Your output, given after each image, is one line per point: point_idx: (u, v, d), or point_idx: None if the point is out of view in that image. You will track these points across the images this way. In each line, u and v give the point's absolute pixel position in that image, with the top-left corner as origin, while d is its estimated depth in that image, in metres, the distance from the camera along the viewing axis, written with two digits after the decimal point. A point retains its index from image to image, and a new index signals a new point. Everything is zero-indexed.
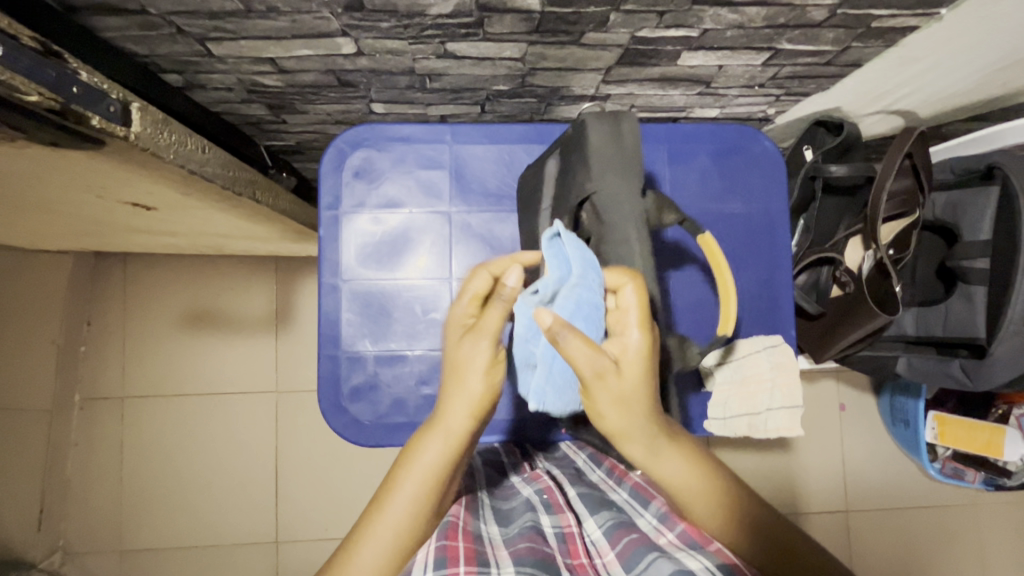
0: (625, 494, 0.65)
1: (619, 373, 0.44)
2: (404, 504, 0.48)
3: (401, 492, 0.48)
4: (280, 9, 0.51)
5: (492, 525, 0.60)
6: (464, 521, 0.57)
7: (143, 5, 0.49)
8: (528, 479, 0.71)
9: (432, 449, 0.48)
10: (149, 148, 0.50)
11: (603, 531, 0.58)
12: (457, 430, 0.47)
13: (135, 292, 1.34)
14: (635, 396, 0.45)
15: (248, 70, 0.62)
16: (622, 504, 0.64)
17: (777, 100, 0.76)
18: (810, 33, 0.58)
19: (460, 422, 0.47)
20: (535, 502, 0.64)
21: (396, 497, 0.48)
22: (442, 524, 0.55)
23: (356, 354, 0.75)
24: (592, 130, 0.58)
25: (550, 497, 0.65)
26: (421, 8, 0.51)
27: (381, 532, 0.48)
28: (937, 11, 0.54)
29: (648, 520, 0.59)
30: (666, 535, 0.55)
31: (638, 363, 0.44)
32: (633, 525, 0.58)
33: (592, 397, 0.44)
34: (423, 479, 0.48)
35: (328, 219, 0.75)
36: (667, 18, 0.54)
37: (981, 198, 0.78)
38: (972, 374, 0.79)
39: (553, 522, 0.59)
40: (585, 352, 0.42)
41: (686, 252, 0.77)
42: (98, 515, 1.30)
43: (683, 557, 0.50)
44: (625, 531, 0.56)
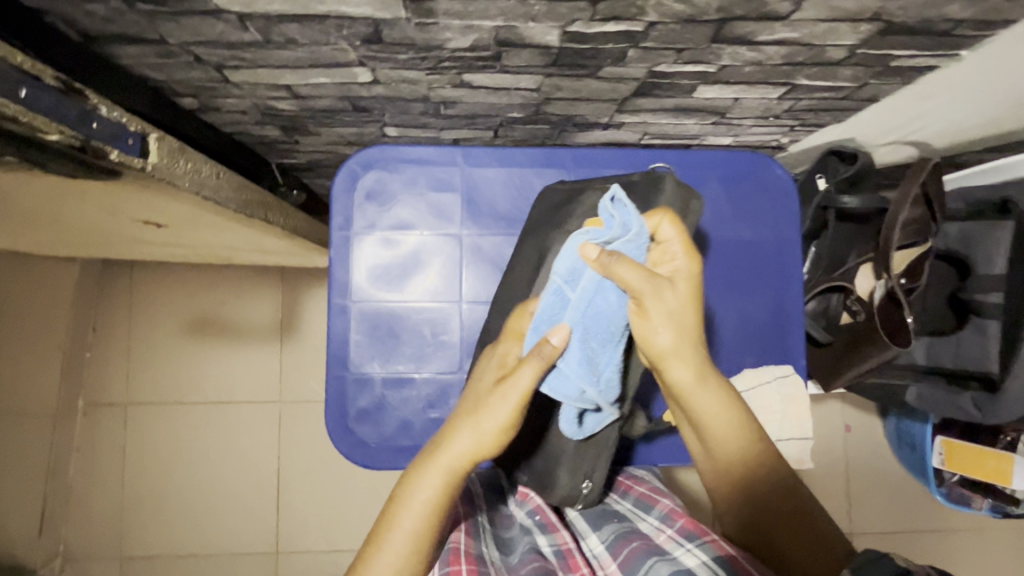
0: (628, 505, 0.66)
1: (667, 289, 0.52)
2: (405, 539, 0.49)
3: (401, 526, 0.49)
4: (298, 41, 0.51)
5: (493, 550, 0.59)
6: (465, 546, 0.56)
7: (162, 36, 0.49)
8: (517, 501, 0.68)
9: (430, 481, 0.50)
10: (165, 177, 0.50)
11: (605, 547, 0.58)
12: (457, 466, 0.51)
13: (141, 299, 1.34)
14: (677, 317, 0.53)
15: (263, 96, 0.62)
16: (625, 513, 0.64)
17: (791, 130, 0.76)
18: (828, 71, 0.57)
19: (462, 458, 0.51)
20: (529, 526, 0.63)
21: (395, 532, 0.49)
22: (442, 554, 0.54)
23: (364, 376, 0.75)
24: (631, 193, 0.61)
25: (544, 516, 0.63)
26: (439, 42, 0.51)
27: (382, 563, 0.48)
28: (958, 52, 0.54)
29: (650, 522, 0.61)
30: (666, 534, 0.57)
31: (677, 286, 0.53)
32: (636, 529, 0.59)
33: (642, 312, 0.52)
34: (422, 511, 0.50)
35: (339, 240, 0.75)
36: (685, 55, 0.53)
37: (996, 231, 0.78)
38: (982, 408, 0.78)
39: (550, 540, 0.59)
40: (635, 273, 0.51)
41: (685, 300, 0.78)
42: (98, 522, 1.30)
43: (680, 555, 0.52)
44: (626, 541, 0.57)
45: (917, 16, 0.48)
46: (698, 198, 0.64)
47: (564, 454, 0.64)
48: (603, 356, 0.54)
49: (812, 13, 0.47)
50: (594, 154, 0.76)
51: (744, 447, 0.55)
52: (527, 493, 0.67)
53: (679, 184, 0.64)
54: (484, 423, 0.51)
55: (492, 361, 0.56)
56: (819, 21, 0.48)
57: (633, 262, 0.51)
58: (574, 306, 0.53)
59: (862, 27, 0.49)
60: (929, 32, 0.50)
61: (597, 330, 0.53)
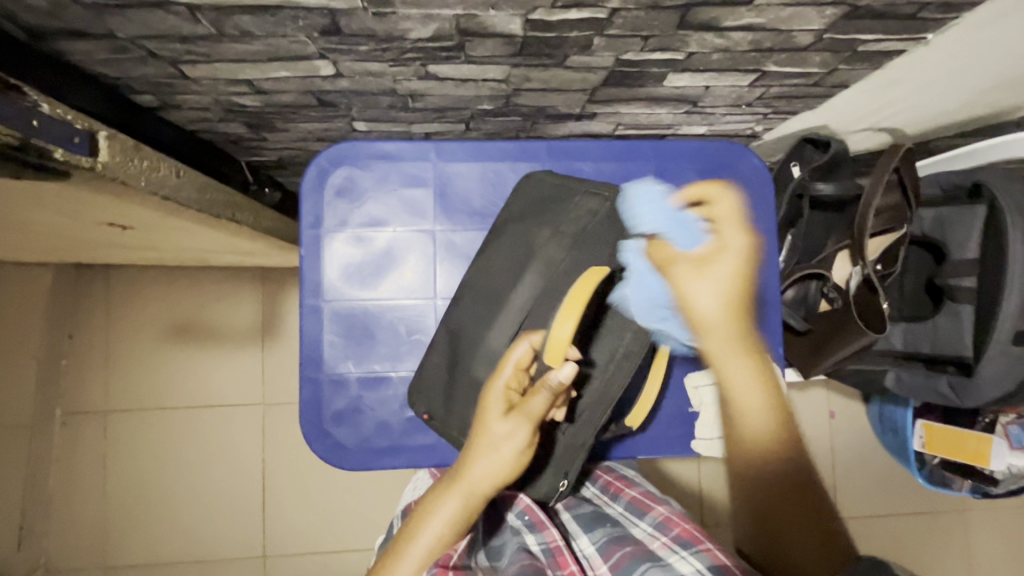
0: (619, 509, 0.66)
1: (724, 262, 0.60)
2: (424, 551, 0.52)
3: (421, 540, 0.53)
4: (254, 34, 0.49)
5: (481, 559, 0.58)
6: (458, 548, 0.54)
7: (110, 30, 0.48)
8: (504, 504, 0.64)
9: (450, 503, 0.54)
10: (119, 177, 0.49)
11: (597, 547, 0.59)
12: (476, 491, 0.54)
13: (118, 304, 1.32)
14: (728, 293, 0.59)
15: (224, 91, 0.60)
16: (617, 518, 0.64)
17: (765, 118, 0.76)
18: (797, 57, 0.57)
19: (482, 483, 0.54)
20: (518, 527, 0.60)
21: (414, 547, 0.53)
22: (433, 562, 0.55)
23: (340, 377, 0.74)
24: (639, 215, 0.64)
25: (533, 515, 0.60)
26: (400, 32, 0.49)
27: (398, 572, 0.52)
28: (924, 36, 0.54)
29: (643, 528, 0.60)
30: (660, 541, 0.57)
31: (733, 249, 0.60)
32: (629, 536, 0.59)
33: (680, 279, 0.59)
34: (439, 532, 0.53)
35: (310, 238, 0.74)
36: (652, 43, 0.53)
37: (969, 216, 0.78)
38: (959, 390, 0.79)
39: (539, 540, 0.57)
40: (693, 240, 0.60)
41: None
42: (80, 532, 1.28)
43: (675, 561, 0.53)
44: (619, 545, 0.57)
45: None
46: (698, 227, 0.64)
47: (548, 454, 0.64)
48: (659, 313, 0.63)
49: None
50: (570, 145, 0.75)
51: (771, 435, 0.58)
52: (513, 496, 0.63)
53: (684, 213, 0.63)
54: (500, 448, 0.53)
55: (504, 373, 0.56)
56: (784, 5, 0.47)
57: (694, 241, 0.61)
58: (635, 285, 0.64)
59: (828, 11, 0.49)
60: (894, 15, 0.50)
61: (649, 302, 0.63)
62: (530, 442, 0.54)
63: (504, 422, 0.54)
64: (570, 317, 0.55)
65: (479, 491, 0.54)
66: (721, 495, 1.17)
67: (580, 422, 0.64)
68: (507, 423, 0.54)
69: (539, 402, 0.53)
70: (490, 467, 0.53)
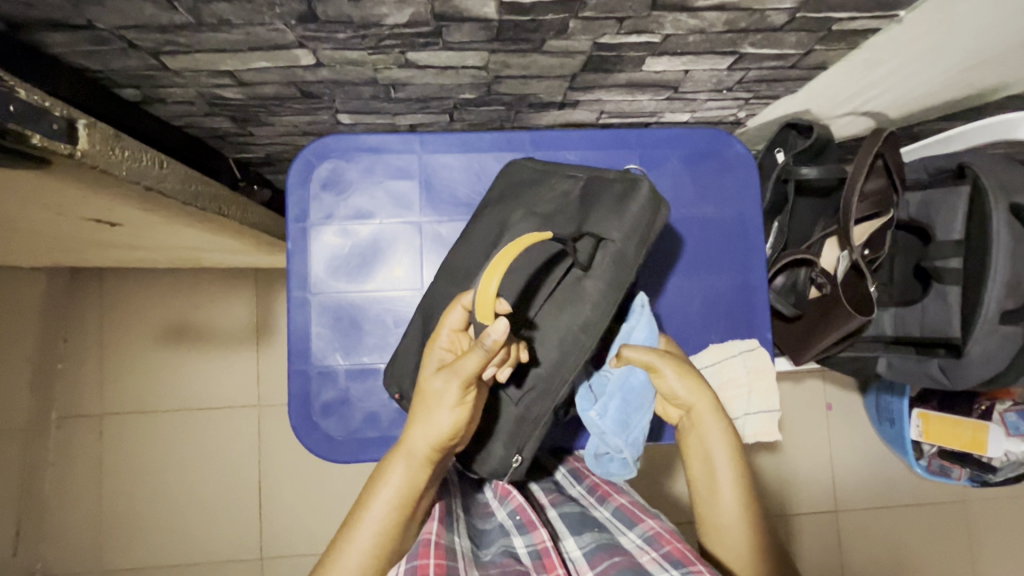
0: (607, 514, 0.65)
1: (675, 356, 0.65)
2: (373, 524, 0.52)
3: (370, 514, 0.52)
4: (232, 22, 0.50)
5: (465, 539, 0.60)
6: (438, 536, 0.55)
7: (90, 20, 0.48)
8: (501, 497, 0.67)
9: (397, 473, 0.53)
10: (99, 165, 0.49)
11: (583, 552, 0.58)
12: (418, 454, 0.54)
13: (112, 307, 1.32)
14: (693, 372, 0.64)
15: (207, 84, 0.61)
16: (604, 523, 0.63)
17: (747, 104, 0.76)
18: (773, 38, 0.57)
19: (422, 446, 0.53)
20: (510, 526, 0.63)
21: (363, 521, 0.52)
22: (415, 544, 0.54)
23: (328, 369, 0.74)
24: (605, 194, 0.64)
25: (523, 515, 0.62)
26: (376, 18, 0.50)
27: (354, 550, 0.51)
28: (896, 13, 0.54)
29: (631, 539, 0.59)
30: (650, 556, 0.55)
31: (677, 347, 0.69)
32: (617, 545, 0.58)
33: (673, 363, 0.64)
34: (391, 504, 0.53)
35: (296, 232, 0.74)
36: (627, 25, 0.53)
37: (953, 197, 0.78)
38: (949, 372, 0.78)
39: (527, 542, 0.58)
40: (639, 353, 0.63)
41: (665, 269, 0.78)
42: (75, 537, 1.27)
43: None
44: (606, 554, 0.56)
45: None
46: (667, 206, 0.64)
47: (502, 427, 0.63)
48: (633, 420, 0.65)
49: None
50: (554, 135, 0.76)
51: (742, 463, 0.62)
52: (509, 490, 0.67)
53: (653, 190, 0.62)
54: (437, 409, 0.53)
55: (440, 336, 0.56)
56: None
57: (638, 346, 0.64)
58: (612, 382, 0.65)
59: None
60: None
61: (631, 391, 0.65)
62: (465, 400, 0.53)
63: (439, 384, 0.53)
64: (493, 269, 0.51)
65: (422, 453, 0.54)
66: None
67: (534, 397, 0.62)
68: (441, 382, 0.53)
69: (472, 360, 0.51)
70: (430, 429, 0.53)
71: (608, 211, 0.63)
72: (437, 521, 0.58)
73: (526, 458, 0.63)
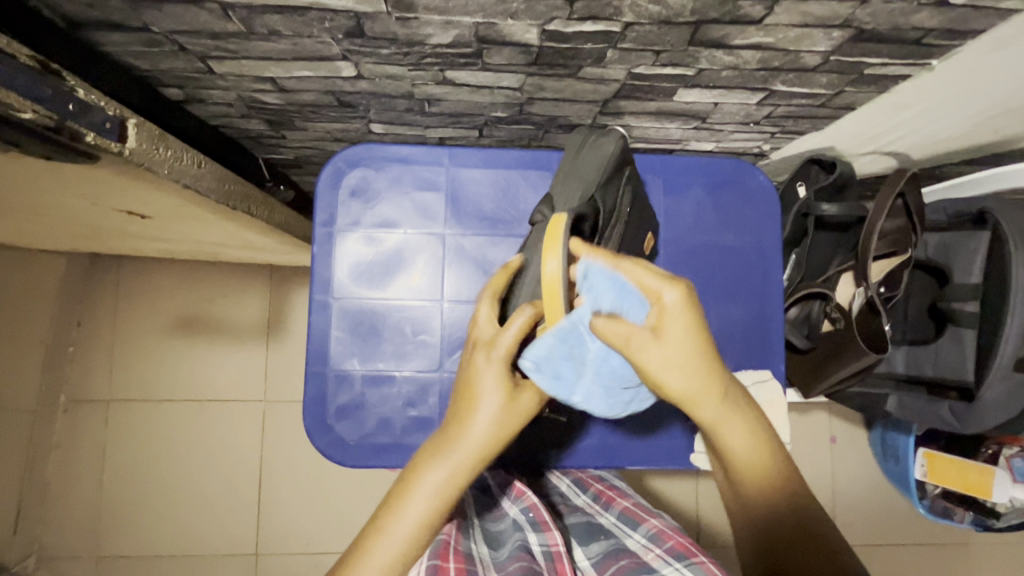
0: (612, 518, 0.66)
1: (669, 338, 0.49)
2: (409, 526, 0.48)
3: (405, 514, 0.48)
4: (281, 33, 0.51)
5: (482, 545, 0.62)
6: (456, 540, 0.57)
7: (146, 24, 0.50)
8: (514, 497, 0.68)
9: (439, 469, 0.49)
10: (143, 163, 0.51)
11: (592, 562, 0.59)
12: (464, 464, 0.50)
13: (128, 295, 1.34)
14: (682, 354, 0.50)
15: (249, 88, 0.63)
16: (610, 528, 0.64)
17: (772, 137, 0.77)
18: (804, 77, 0.58)
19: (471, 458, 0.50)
20: (521, 522, 0.62)
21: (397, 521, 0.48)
22: (435, 542, 0.55)
23: (344, 373, 0.74)
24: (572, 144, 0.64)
25: (538, 514, 0.62)
26: (421, 37, 0.51)
27: (386, 544, 0.47)
28: (929, 62, 0.55)
29: (636, 540, 0.60)
30: (654, 553, 0.57)
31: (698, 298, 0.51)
32: (623, 547, 0.59)
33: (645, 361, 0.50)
34: (431, 501, 0.48)
35: (322, 236, 0.76)
36: (663, 57, 0.54)
37: (973, 242, 0.78)
38: (960, 416, 0.78)
39: (541, 540, 0.58)
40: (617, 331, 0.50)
41: None
42: (75, 520, 1.28)
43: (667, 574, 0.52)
44: (614, 559, 0.56)
45: (886, 24, 0.48)
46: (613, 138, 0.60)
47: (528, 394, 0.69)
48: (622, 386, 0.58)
49: (785, 19, 0.48)
50: None
51: (766, 462, 0.55)
52: (522, 490, 0.66)
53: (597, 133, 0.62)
54: (494, 413, 0.51)
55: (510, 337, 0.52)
56: (791, 26, 0.49)
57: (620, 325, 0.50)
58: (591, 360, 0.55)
59: (834, 34, 0.49)
60: (900, 41, 0.50)
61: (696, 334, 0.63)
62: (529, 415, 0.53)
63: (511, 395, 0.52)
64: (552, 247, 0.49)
65: (472, 455, 0.50)
66: (717, 515, 1.17)
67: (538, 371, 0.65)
68: (506, 390, 0.52)
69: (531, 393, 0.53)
70: (489, 431, 0.51)
71: (579, 189, 0.59)
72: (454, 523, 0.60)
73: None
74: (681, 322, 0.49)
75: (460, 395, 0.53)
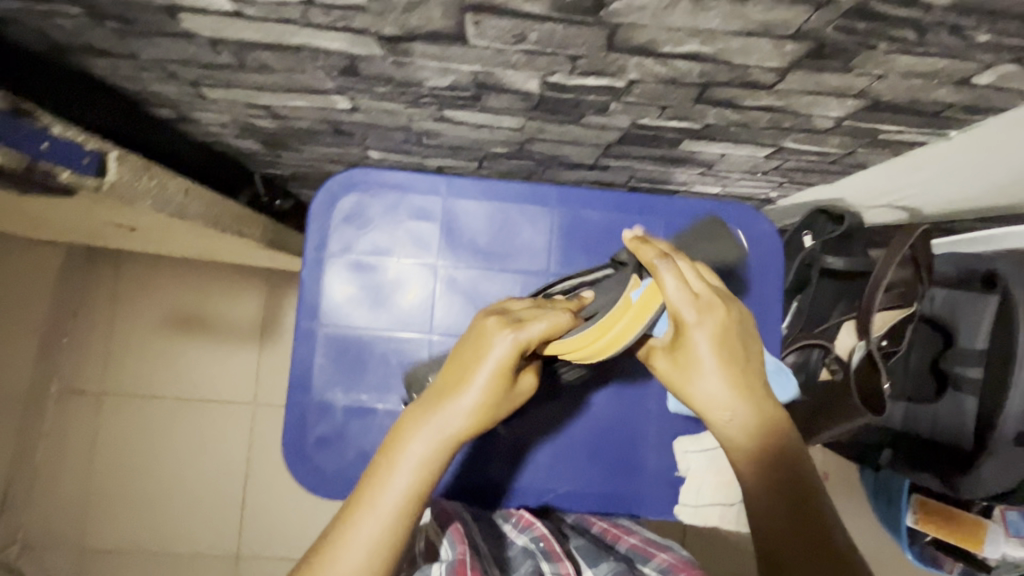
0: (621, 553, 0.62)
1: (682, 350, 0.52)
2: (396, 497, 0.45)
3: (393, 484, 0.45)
4: (273, 67, 0.49)
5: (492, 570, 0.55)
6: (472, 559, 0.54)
7: (133, 52, 0.48)
8: (520, 525, 0.65)
9: (425, 438, 0.47)
10: (124, 195, 0.49)
11: None
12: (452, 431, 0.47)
13: (124, 287, 1.31)
14: (701, 365, 0.51)
15: (242, 113, 0.61)
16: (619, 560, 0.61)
17: (780, 186, 0.75)
18: (815, 137, 0.56)
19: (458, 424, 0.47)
20: (533, 551, 0.60)
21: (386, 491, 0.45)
22: (449, 562, 0.53)
23: (326, 403, 0.73)
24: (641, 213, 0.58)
25: (549, 544, 0.60)
26: (417, 80, 0.49)
27: (373, 518, 0.44)
28: (946, 132, 0.52)
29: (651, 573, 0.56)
30: None
31: (732, 319, 0.50)
32: None
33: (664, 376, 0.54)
34: (421, 471, 0.46)
35: (313, 261, 0.74)
36: (668, 112, 0.52)
37: (981, 306, 0.75)
38: (953, 482, 0.77)
39: (553, 568, 0.55)
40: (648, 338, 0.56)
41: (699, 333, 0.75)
42: (61, 511, 1.25)
43: None
44: None
45: (904, 97, 0.45)
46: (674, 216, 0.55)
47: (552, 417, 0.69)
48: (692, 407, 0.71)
49: (797, 86, 0.45)
50: (579, 192, 0.75)
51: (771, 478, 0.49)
52: (532, 520, 0.65)
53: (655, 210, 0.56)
54: (492, 382, 0.48)
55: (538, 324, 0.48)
56: (803, 92, 0.46)
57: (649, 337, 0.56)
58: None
59: (848, 102, 0.47)
60: (917, 112, 0.48)
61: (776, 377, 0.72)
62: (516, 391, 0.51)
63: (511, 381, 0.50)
64: (639, 323, 0.52)
65: (463, 422, 0.48)
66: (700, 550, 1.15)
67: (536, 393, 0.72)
68: (508, 370, 0.48)
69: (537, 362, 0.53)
70: (481, 399, 0.48)
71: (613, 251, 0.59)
72: (466, 545, 0.56)
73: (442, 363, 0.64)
74: (694, 340, 0.50)
75: (453, 360, 0.50)
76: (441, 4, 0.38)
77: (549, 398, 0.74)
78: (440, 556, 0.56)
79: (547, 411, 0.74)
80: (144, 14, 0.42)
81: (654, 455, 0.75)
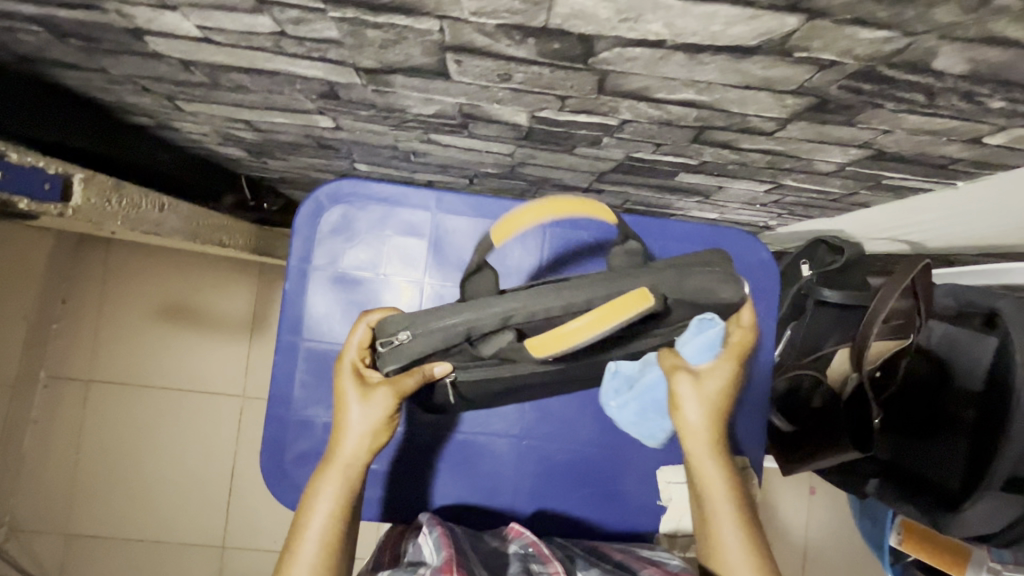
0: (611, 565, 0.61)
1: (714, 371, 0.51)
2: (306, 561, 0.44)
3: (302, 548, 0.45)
4: (250, 87, 0.47)
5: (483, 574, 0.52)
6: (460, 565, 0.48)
7: (103, 67, 0.46)
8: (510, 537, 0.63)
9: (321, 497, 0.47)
10: None
11: None
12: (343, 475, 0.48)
13: (115, 273, 1.25)
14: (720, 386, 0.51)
15: (223, 125, 0.58)
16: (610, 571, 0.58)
17: (781, 215, 0.72)
18: (816, 178, 0.53)
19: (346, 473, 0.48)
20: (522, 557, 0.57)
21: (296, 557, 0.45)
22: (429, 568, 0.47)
23: (307, 419, 0.72)
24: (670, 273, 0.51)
25: (537, 549, 0.58)
26: (400, 106, 0.47)
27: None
28: (953, 181, 0.50)
29: None
30: None
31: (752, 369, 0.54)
32: None
33: (675, 395, 0.52)
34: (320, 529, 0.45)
35: (296, 273, 0.72)
36: (663, 149, 0.50)
37: (979, 345, 0.68)
38: (941, 523, 0.70)
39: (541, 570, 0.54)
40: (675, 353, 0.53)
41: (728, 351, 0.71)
42: (46, 498, 1.21)
43: None
44: None
45: (911, 150, 0.43)
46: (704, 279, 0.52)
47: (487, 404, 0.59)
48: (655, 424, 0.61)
49: (797, 134, 0.43)
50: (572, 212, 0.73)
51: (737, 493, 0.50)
52: (522, 530, 0.62)
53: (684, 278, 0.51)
54: (355, 417, 0.49)
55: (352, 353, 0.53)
56: (804, 140, 0.44)
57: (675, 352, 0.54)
58: (640, 381, 0.58)
59: (852, 150, 0.45)
60: (924, 163, 0.46)
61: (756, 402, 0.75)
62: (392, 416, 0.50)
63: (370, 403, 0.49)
64: (600, 327, 0.44)
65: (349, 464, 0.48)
66: None
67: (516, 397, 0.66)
68: (361, 399, 0.50)
69: (414, 380, 0.51)
70: (360, 440, 0.49)
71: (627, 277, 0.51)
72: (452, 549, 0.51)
73: (415, 339, 0.48)
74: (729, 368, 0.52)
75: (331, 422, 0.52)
76: (421, 43, 0.35)
77: (533, 424, 0.73)
78: (424, 559, 0.52)
79: (530, 436, 0.73)
80: (109, 35, 0.40)
81: (635, 482, 0.74)
